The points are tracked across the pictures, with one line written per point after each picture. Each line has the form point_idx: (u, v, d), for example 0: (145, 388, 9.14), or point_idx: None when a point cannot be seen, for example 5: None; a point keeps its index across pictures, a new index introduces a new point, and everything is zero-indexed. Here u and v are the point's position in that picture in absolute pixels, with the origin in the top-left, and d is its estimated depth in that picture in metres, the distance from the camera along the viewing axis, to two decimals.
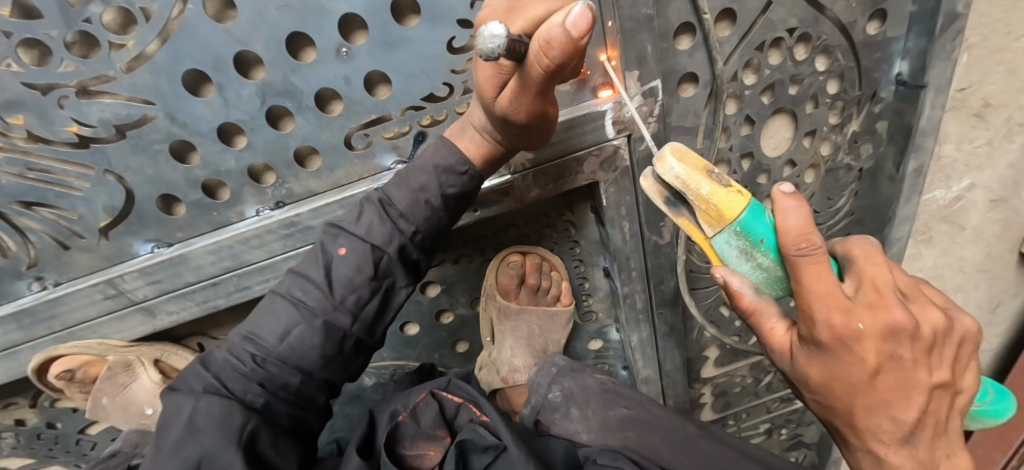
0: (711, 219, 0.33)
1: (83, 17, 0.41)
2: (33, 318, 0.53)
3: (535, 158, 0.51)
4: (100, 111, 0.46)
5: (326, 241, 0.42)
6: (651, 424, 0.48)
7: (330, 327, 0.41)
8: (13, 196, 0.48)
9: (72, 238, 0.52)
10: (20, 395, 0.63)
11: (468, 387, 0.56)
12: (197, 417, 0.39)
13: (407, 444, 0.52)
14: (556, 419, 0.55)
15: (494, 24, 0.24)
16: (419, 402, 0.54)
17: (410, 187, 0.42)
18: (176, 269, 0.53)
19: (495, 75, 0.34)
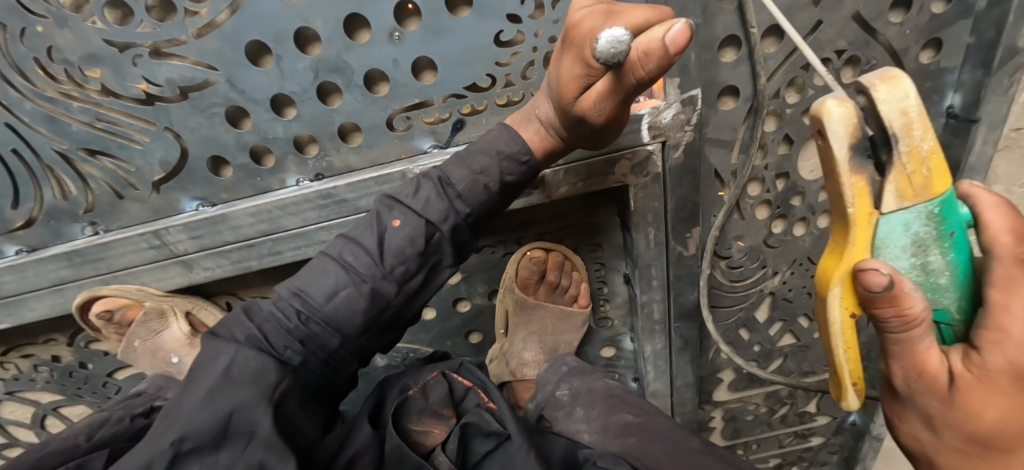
0: (914, 191, 0.30)
1: None
2: (83, 258, 0.57)
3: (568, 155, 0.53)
4: (168, 72, 0.49)
5: (381, 212, 0.44)
6: (654, 433, 0.47)
7: (376, 294, 0.42)
8: (82, 143, 0.53)
9: (127, 188, 0.56)
10: (60, 332, 0.68)
11: (479, 373, 0.57)
12: (233, 368, 0.38)
13: (413, 418, 0.53)
14: (559, 417, 0.55)
15: (615, 29, 0.29)
16: (430, 380, 0.57)
17: (470, 169, 0.44)
18: (215, 228, 0.56)
19: (580, 76, 0.35)
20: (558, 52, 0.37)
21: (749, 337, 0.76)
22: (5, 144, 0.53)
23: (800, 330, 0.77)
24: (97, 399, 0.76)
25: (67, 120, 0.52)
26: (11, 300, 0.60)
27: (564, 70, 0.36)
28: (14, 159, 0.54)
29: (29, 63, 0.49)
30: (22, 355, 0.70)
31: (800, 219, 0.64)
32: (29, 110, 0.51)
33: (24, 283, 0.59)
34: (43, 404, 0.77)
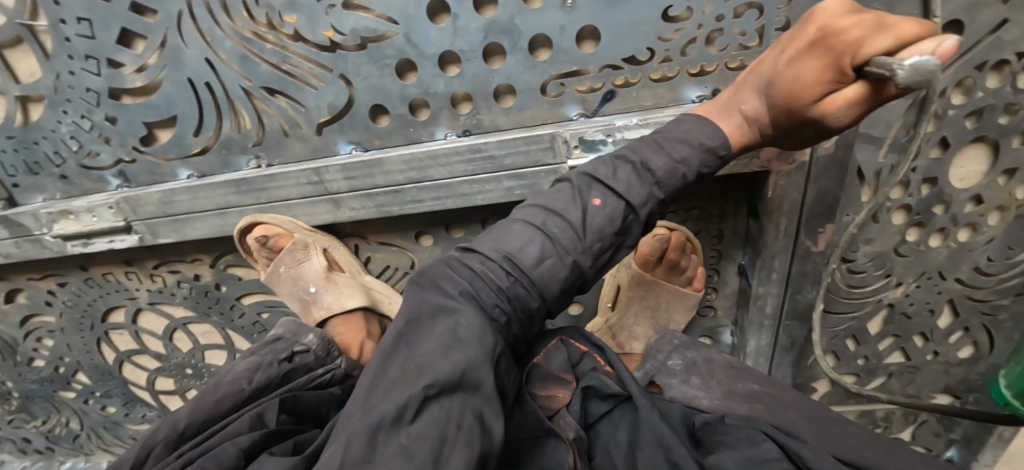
0: None
1: None
2: (251, 186, 0.63)
3: None
4: (355, 23, 0.55)
5: (583, 187, 0.45)
6: (785, 402, 0.49)
7: (575, 266, 0.43)
8: (265, 82, 0.60)
9: (294, 127, 0.62)
10: (206, 252, 0.75)
11: (593, 338, 0.59)
12: (459, 330, 0.40)
13: (538, 384, 0.55)
14: (673, 383, 0.56)
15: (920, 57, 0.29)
16: (550, 347, 0.58)
17: (672, 156, 0.44)
18: (369, 171, 0.61)
19: (826, 83, 0.37)
20: (801, 53, 0.39)
21: (856, 348, 0.74)
22: (201, 78, 0.60)
23: (914, 350, 0.74)
24: (222, 320, 0.82)
25: (258, 60, 0.58)
26: (179, 218, 0.67)
27: (800, 72, 0.39)
28: (205, 92, 0.61)
29: (239, 7, 0.56)
30: (169, 270, 0.77)
31: (938, 230, 0.62)
32: (228, 49, 0.58)
33: (193, 204, 0.65)
34: (175, 318, 0.83)
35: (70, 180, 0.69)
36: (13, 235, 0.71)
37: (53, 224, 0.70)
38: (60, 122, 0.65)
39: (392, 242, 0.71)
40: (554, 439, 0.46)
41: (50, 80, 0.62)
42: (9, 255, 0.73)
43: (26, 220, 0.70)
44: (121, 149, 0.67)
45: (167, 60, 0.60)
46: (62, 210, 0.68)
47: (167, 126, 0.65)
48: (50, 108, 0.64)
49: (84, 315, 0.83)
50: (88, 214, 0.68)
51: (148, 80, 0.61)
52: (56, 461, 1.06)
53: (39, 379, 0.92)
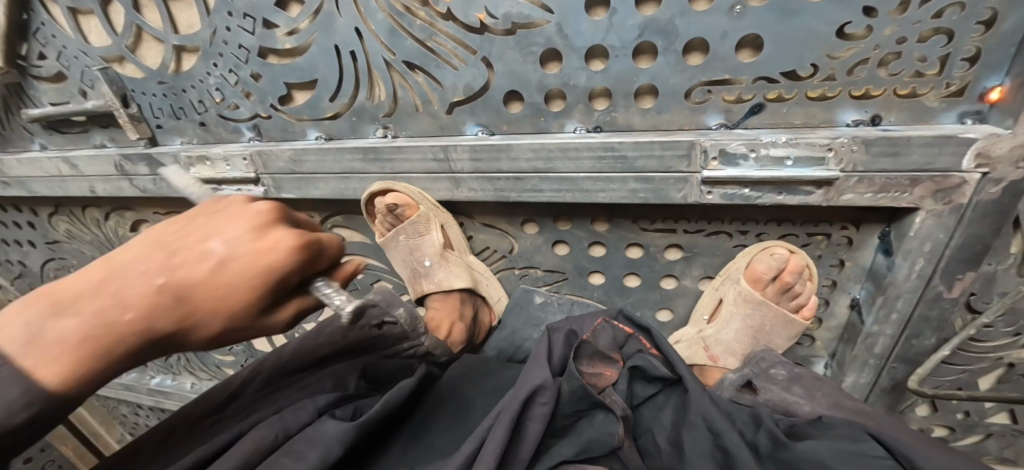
0: None
1: None
2: (377, 155, 0.66)
3: (871, 163, 0.53)
4: (509, 8, 0.55)
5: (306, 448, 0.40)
6: (878, 415, 0.47)
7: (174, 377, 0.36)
8: (408, 57, 0.61)
9: (427, 103, 0.64)
10: (317, 209, 0.77)
11: (638, 320, 0.60)
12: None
13: (585, 361, 0.55)
14: (772, 387, 0.59)
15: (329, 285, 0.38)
16: (595, 326, 0.60)
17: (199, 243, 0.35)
18: (497, 156, 0.61)
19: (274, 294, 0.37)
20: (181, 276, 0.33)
21: (958, 403, 0.70)
22: (348, 46, 0.62)
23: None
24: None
25: (405, 35, 0.60)
26: (304, 177, 0.70)
27: (200, 276, 0.34)
28: (348, 61, 0.63)
29: None
30: None
31: None
32: (378, 21, 0.60)
33: (320, 164, 0.68)
34: None
35: (208, 128, 0.74)
36: (152, 172, 0.77)
37: (191, 166, 0.75)
38: (208, 73, 0.69)
39: (496, 225, 0.71)
40: (604, 410, 0.50)
41: (207, 33, 0.66)
42: (146, 189, 0.79)
43: (166, 160, 0.75)
44: (259, 105, 0.70)
45: (318, 26, 0.62)
46: (200, 155, 0.73)
47: (306, 88, 0.68)
48: (203, 59, 0.68)
49: None
50: (223, 162, 0.72)
51: (298, 43, 0.64)
52: (145, 376, 1.14)
53: None
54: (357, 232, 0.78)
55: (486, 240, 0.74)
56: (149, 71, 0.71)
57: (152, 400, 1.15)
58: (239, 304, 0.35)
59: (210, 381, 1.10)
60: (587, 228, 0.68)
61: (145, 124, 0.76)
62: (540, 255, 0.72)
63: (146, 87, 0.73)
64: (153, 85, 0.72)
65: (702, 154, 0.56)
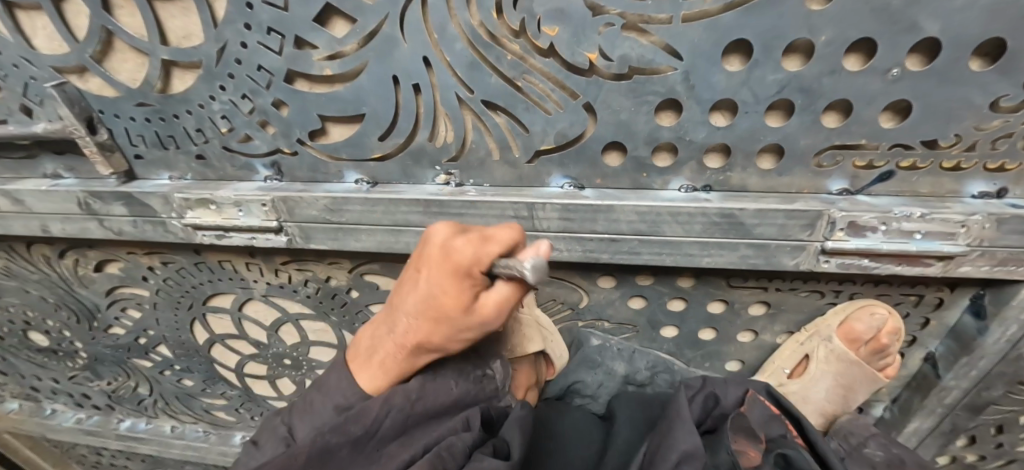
0: None
1: None
2: (441, 209, 0.55)
3: (998, 239, 0.51)
4: (629, 49, 0.46)
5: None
6: None
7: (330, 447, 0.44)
8: (490, 96, 0.50)
9: (506, 149, 0.53)
10: (347, 257, 0.64)
11: (788, 401, 0.55)
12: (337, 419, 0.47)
13: (732, 432, 0.49)
14: None
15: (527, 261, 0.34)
16: (746, 398, 0.54)
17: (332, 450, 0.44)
18: (595, 216, 0.53)
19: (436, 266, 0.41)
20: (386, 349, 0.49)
21: (998, 438, 0.74)
22: (411, 78, 0.50)
23: None
24: (343, 323, 0.73)
25: (490, 70, 0.49)
26: (343, 228, 0.58)
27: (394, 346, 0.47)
28: (410, 95, 0.51)
29: (488, 4, 0.45)
30: (299, 269, 0.67)
31: None
32: (456, 52, 0.48)
33: (366, 216, 0.57)
34: (287, 314, 0.74)
35: (209, 162, 0.59)
36: (133, 213, 0.61)
37: (186, 210, 0.60)
38: (212, 97, 0.54)
39: (568, 279, 0.63)
40: None
41: (213, 49, 0.51)
42: (124, 233, 0.63)
43: (153, 201, 0.59)
44: (282, 140, 0.56)
45: (374, 52, 0.49)
46: (200, 197, 0.58)
47: (346, 122, 0.55)
48: (206, 80, 0.53)
49: (184, 294, 0.73)
50: (234, 208, 0.58)
51: (343, 69, 0.50)
52: (111, 421, 0.97)
53: (115, 345, 0.83)
54: (395, 280, 0.67)
55: (553, 292, 0.66)
56: (126, 90, 0.54)
57: (122, 445, 0.99)
58: (404, 361, 0.47)
59: (195, 423, 0.94)
60: (671, 282, 0.62)
61: (120, 154, 0.59)
62: (613, 309, 0.66)
63: (122, 110, 0.56)
64: (132, 107, 0.56)
65: (828, 224, 0.52)
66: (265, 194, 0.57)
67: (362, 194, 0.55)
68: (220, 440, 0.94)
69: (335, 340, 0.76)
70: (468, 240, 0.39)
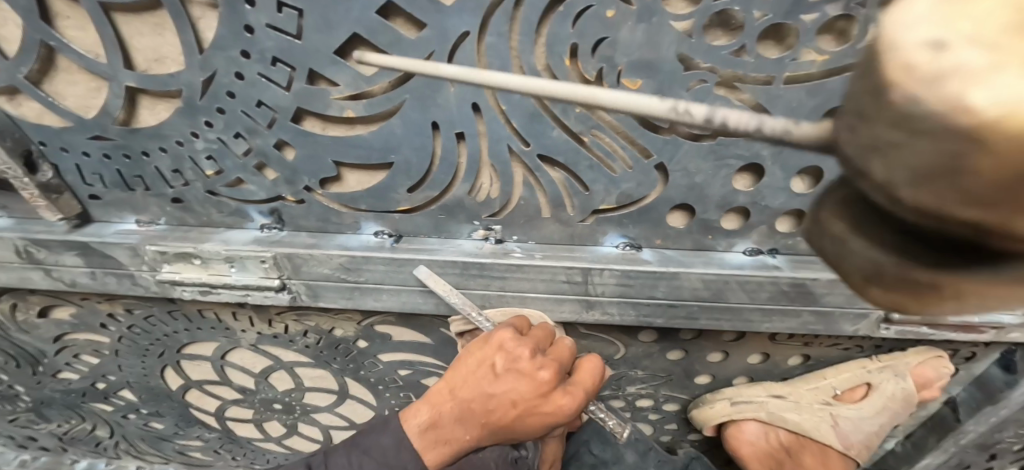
0: None
1: (810, 12, 0.36)
2: (481, 272, 0.48)
3: None
4: (719, 108, 0.40)
5: None
6: None
7: None
8: (547, 151, 0.42)
9: (559, 207, 0.46)
10: (357, 310, 0.56)
11: None
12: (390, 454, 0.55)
13: None
14: None
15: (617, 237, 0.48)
16: None
17: None
18: (656, 282, 0.48)
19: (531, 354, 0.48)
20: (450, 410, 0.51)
21: None
22: (455, 126, 0.41)
23: None
24: (346, 370, 0.65)
25: (553, 123, 0.41)
26: (361, 287, 0.50)
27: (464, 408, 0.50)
28: (452, 146, 0.42)
29: (562, 49, 0.37)
30: (298, 319, 0.59)
31: None
32: (515, 100, 0.39)
33: (389, 276, 0.49)
34: (280, 362, 0.65)
35: (188, 207, 0.48)
36: (90, 264, 0.50)
37: (162, 264, 0.49)
38: (194, 134, 0.43)
39: (607, 333, 0.59)
40: None
41: (197, 78, 0.39)
42: (78, 284, 0.52)
43: (117, 253, 0.48)
44: (284, 186, 0.46)
45: (412, 93, 0.40)
46: (181, 251, 0.48)
47: (366, 169, 0.45)
48: (186, 114, 0.42)
49: (153, 342, 0.63)
50: (225, 263, 0.48)
51: (368, 112, 0.40)
52: (62, 461, 0.87)
53: (66, 389, 0.72)
54: (410, 331, 0.59)
55: (587, 345, 0.61)
56: (75, 121, 0.42)
57: None
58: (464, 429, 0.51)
59: (166, 464, 0.88)
60: (715, 340, 0.60)
61: (69, 194, 0.47)
62: (649, 360, 0.62)
63: (70, 144, 0.44)
64: (84, 141, 0.44)
65: None
66: (265, 250, 0.47)
67: (387, 254, 0.47)
68: None
69: (335, 386, 0.69)
70: (560, 345, 0.49)
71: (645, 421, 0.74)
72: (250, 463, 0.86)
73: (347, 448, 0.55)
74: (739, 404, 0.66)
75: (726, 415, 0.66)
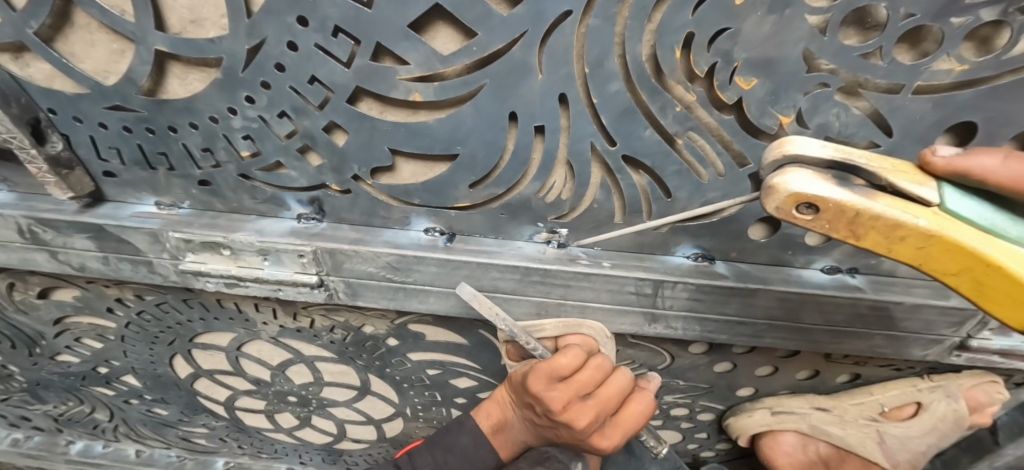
0: None
1: (961, 14, 0.31)
2: (543, 278, 0.44)
3: None
4: (831, 115, 0.36)
5: None
6: None
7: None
8: (634, 152, 0.38)
9: (634, 213, 0.42)
10: (394, 310, 0.51)
11: None
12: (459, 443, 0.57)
13: None
14: None
15: (687, 247, 0.45)
16: None
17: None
18: (728, 298, 0.45)
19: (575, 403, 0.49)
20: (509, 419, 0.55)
21: None
22: (535, 119, 0.36)
23: None
24: (371, 368, 0.61)
25: (646, 121, 0.36)
26: (406, 288, 0.46)
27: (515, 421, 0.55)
28: (528, 141, 0.38)
29: (675, 38, 0.32)
30: (326, 315, 0.54)
31: None
32: (609, 94, 0.35)
33: (440, 277, 0.45)
34: (300, 356, 0.61)
35: (216, 190, 0.43)
36: (103, 249, 0.45)
37: (186, 253, 0.45)
38: (231, 111, 0.37)
39: (657, 344, 0.55)
40: None
41: (241, 46, 0.34)
42: (86, 269, 0.48)
43: (135, 238, 0.44)
44: (330, 174, 0.41)
45: (492, 79, 0.34)
46: (208, 240, 0.43)
47: (425, 159, 0.40)
48: (223, 87, 0.36)
49: (164, 330, 0.59)
50: (258, 256, 0.44)
51: (438, 97, 0.35)
52: (57, 443, 0.86)
53: (64, 372, 0.68)
54: (447, 332, 0.55)
55: (631, 353, 0.57)
56: (92, 88, 0.36)
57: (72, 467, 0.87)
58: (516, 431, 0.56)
59: (168, 448, 0.86)
60: (769, 355, 0.57)
61: (81, 170, 0.42)
62: (693, 371, 0.59)
63: (85, 113, 0.38)
64: (100, 112, 0.38)
65: (978, 324, 0.46)
66: (305, 244, 0.43)
67: (441, 254, 0.43)
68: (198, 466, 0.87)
69: (357, 382, 0.65)
70: (609, 390, 0.49)
71: (675, 428, 0.72)
72: (257, 450, 0.84)
73: (428, 445, 0.56)
74: (778, 414, 0.64)
75: (762, 424, 0.65)
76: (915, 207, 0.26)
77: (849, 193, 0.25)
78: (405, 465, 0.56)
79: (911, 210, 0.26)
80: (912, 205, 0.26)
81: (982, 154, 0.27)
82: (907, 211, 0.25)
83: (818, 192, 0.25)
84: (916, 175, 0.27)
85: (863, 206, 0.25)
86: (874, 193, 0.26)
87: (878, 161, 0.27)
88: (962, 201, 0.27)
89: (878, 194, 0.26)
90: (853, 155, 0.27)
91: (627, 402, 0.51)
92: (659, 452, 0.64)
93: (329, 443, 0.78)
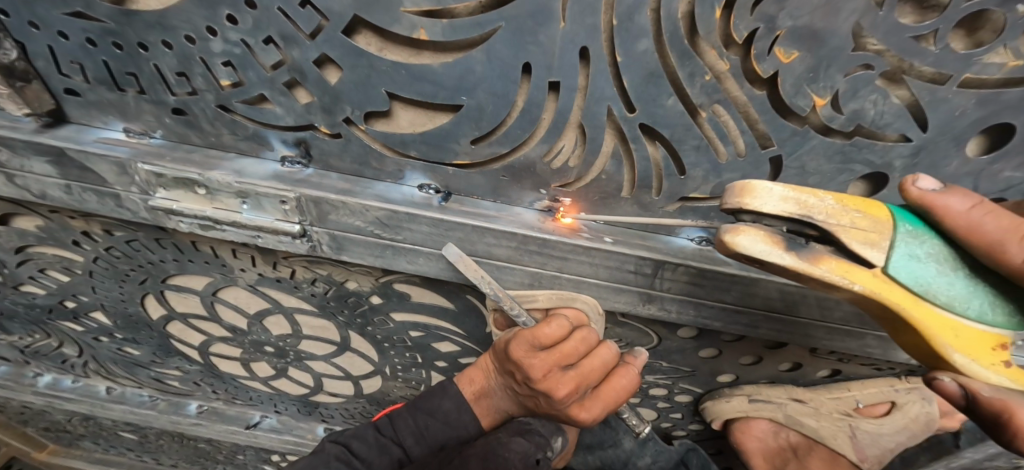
0: None
1: None
2: (539, 248, 0.41)
3: None
4: (870, 102, 0.33)
5: None
6: None
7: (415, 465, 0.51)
8: (653, 122, 0.35)
9: (645, 189, 0.39)
10: (377, 268, 0.49)
11: None
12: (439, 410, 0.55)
13: None
14: None
15: (693, 230, 0.42)
16: None
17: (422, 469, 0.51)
18: (730, 286, 0.43)
19: (558, 374, 0.47)
20: (493, 388, 0.54)
21: None
22: (552, 73, 0.33)
23: None
24: (352, 325, 0.59)
25: (671, 89, 0.33)
26: (394, 247, 0.43)
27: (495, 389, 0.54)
28: (540, 97, 0.34)
29: None
30: (308, 267, 0.51)
31: None
32: (636, 53, 0.32)
33: (431, 238, 0.42)
34: (278, 307, 0.59)
35: (193, 121, 0.39)
36: (65, 176, 0.42)
37: (156, 188, 0.42)
38: (211, 32, 0.33)
39: (646, 325, 0.54)
40: None
41: None
42: (48, 197, 0.44)
43: (101, 167, 0.40)
44: (319, 114, 0.37)
45: (509, 23, 0.31)
46: (183, 177, 0.40)
47: (425, 108, 0.37)
48: (202, 3, 0.31)
49: (135, 269, 0.55)
50: (237, 199, 0.41)
51: (446, 37, 0.32)
52: (24, 374, 0.84)
53: (28, 305, 0.64)
54: (433, 295, 0.53)
55: (619, 332, 0.56)
56: None
57: (40, 399, 0.85)
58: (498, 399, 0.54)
59: (139, 388, 0.85)
60: (755, 345, 0.56)
61: (40, 85, 0.38)
62: (679, 354, 0.58)
63: (43, 19, 0.34)
64: (60, 19, 0.34)
65: None
66: (288, 189, 0.40)
67: (434, 214, 0.40)
68: (171, 407, 0.86)
69: (337, 338, 0.63)
70: (593, 362, 0.47)
71: (652, 407, 0.72)
72: (232, 396, 0.82)
73: (411, 409, 0.55)
74: (755, 402, 0.64)
75: (739, 410, 0.65)
76: (858, 271, 0.28)
77: (790, 256, 0.27)
78: (385, 426, 0.55)
79: (851, 272, 0.28)
80: (857, 268, 0.28)
81: (956, 195, 0.28)
82: (845, 276, 0.28)
83: (761, 254, 0.27)
84: (872, 234, 0.28)
85: (803, 269, 0.28)
86: (823, 257, 0.28)
87: (841, 215, 0.28)
88: (905, 264, 0.29)
89: (826, 257, 0.28)
90: (813, 208, 0.27)
91: (611, 377, 0.50)
92: (639, 430, 0.66)
93: (306, 395, 0.77)
